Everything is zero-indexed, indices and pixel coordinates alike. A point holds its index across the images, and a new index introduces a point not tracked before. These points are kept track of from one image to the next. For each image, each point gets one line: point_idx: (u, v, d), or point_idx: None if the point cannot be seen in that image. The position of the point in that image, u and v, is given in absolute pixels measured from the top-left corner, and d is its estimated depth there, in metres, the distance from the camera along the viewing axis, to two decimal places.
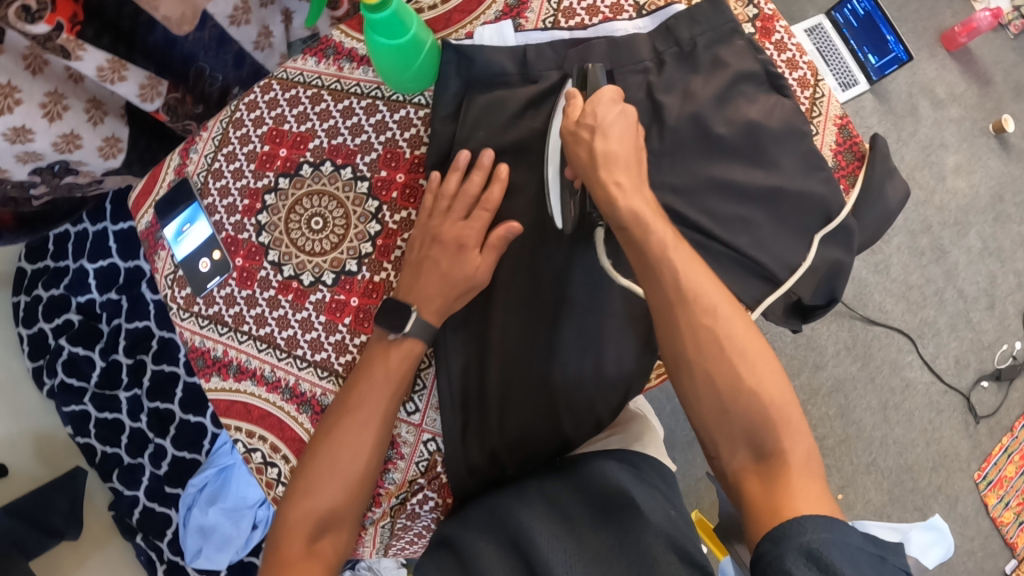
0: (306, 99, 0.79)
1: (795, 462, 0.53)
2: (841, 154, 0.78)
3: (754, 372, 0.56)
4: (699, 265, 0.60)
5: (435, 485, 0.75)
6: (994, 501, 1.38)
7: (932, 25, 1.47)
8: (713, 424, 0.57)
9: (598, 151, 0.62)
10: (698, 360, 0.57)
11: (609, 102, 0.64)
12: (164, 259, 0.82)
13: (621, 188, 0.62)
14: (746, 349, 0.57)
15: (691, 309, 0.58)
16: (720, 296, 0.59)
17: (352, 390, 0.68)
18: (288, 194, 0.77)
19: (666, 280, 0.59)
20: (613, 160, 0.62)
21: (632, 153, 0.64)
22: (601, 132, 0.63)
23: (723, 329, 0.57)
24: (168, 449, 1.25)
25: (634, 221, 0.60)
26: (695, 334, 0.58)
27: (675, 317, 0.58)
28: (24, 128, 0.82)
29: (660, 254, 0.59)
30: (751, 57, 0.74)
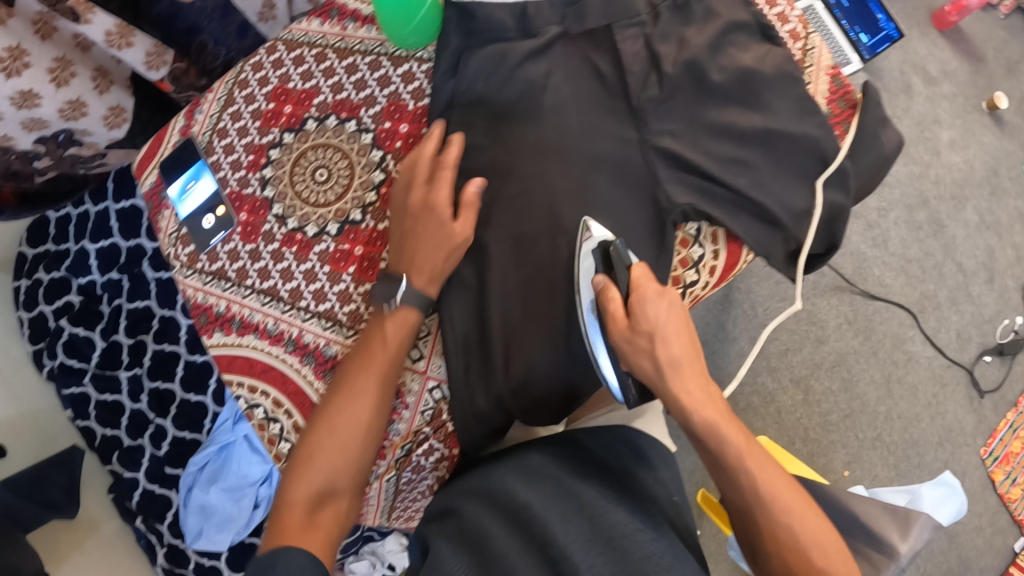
0: (311, 58, 0.79)
1: None
2: (834, 102, 0.80)
3: (826, 553, 0.58)
4: (771, 467, 0.61)
5: (442, 434, 0.74)
6: (1001, 477, 1.37)
7: (922, 6, 1.50)
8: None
9: (663, 364, 0.61)
10: (774, 548, 0.59)
11: (660, 299, 0.62)
12: (168, 219, 0.82)
13: (695, 399, 0.61)
14: (823, 542, 0.58)
15: (765, 505, 0.60)
16: (790, 490, 0.60)
17: (349, 376, 0.69)
18: (293, 148, 0.78)
19: (741, 481, 0.60)
20: (681, 366, 0.62)
21: (690, 350, 0.63)
22: (662, 341, 0.61)
23: (797, 521, 0.59)
24: (168, 430, 1.23)
25: (708, 431, 0.61)
26: (772, 527, 0.59)
27: (753, 513, 0.60)
28: (31, 93, 0.83)
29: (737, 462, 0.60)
30: (744, 9, 0.75)
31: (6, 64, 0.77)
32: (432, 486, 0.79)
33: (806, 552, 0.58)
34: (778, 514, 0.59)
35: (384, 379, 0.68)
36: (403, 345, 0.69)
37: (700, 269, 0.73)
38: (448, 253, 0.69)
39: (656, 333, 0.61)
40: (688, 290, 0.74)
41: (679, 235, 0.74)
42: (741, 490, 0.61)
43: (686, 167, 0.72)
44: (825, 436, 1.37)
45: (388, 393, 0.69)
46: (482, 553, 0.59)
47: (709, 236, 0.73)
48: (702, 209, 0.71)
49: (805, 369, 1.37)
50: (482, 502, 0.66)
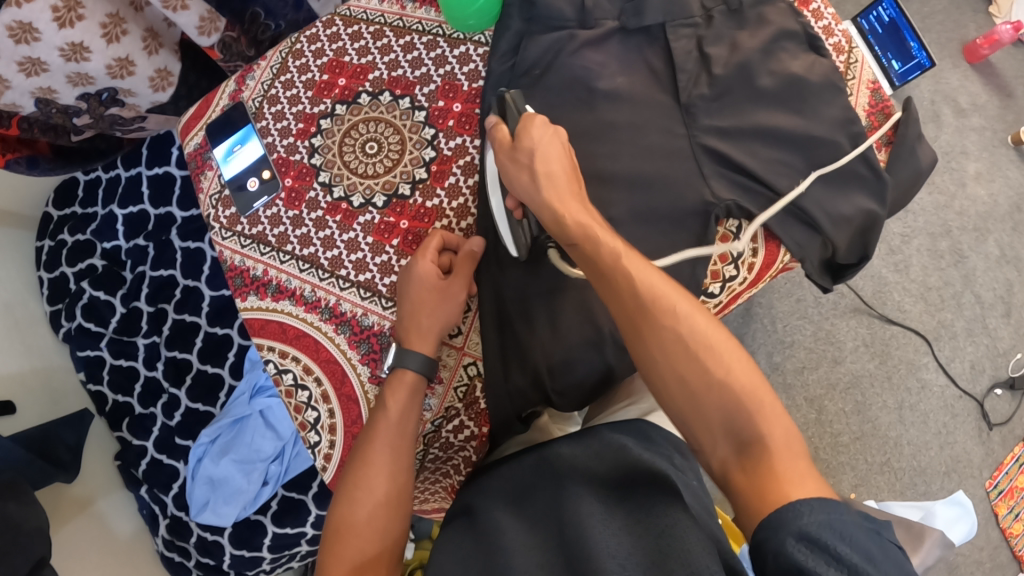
0: (369, 34, 0.80)
1: (775, 446, 0.47)
2: (874, 116, 0.79)
3: (723, 361, 0.50)
4: (657, 271, 0.56)
5: (473, 412, 0.75)
6: (1003, 511, 1.36)
7: (955, 38, 1.52)
8: (689, 422, 0.51)
9: (538, 173, 0.62)
10: (661, 354, 0.52)
11: (541, 126, 0.65)
12: (211, 179, 0.82)
13: (568, 206, 0.61)
14: (722, 351, 0.51)
15: (649, 308, 0.53)
16: (681, 296, 0.54)
17: (362, 447, 0.65)
18: (344, 120, 0.78)
19: (619, 279, 0.55)
20: (557, 179, 0.62)
21: (570, 174, 0.63)
22: (540, 155, 0.63)
23: (687, 326, 0.52)
24: (181, 400, 1.22)
25: (583, 237, 0.59)
26: (657, 330, 0.52)
27: (637, 320, 0.54)
28: (81, 45, 0.84)
29: (615, 263, 0.56)
30: (794, 19, 0.76)
31: (59, 15, 0.79)
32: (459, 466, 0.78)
33: (697, 357, 0.51)
34: (663, 320, 0.53)
35: (399, 434, 0.66)
36: (411, 405, 0.68)
37: (739, 264, 0.74)
38: (440, 306, 0.70)
39: (534, 147, 0.63)
40: (726, 284, 0.75)
41: (719, 231, 0.73)
42: (619, 292, 0.55)
43: (730, 165, 0.72)
44: (834, 457, 1.37)
45: (408, 451, 0.66)
46: (491, 555, 0.58)
47: (749, 234, 0.73)
48: (745, 207, 0.71)
49: (819, 389, 1.38)
50: (502, 507, 0.65)
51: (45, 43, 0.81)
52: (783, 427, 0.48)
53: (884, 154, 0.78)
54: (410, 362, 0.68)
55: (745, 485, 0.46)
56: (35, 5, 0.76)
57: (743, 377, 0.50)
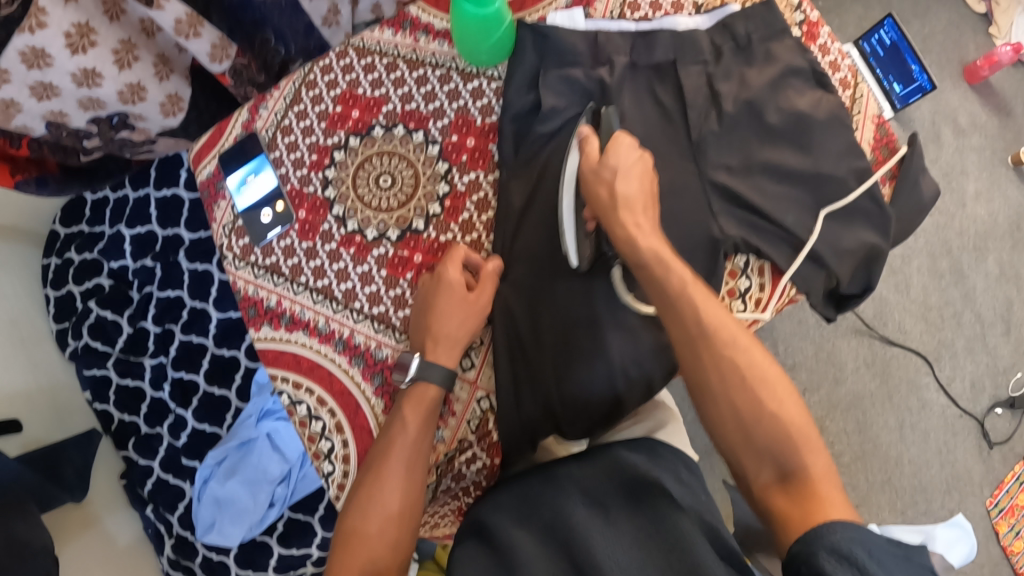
0: (382, 66, 0.80)
1: (817, 474, 0.54)
2: (878, 150, 0.81)
3: (774, 393, 0.58)
4: (717, 304, 0.62)
5: (485, 443, 0.75)
6: (1006, 529, 1.38)
7: (955, 58, 1.52)
8: (742, 449, 0.57)
9: (618, 195, 0.65)
10: (721, 384, 0.59)
11: (628, 147, 0.67)
12: (224, 209, 0.82)
13: (643, 230, 0.64)
14: (776, 385, 0.58)
15: (711, 339, 0.60)
16: (742, 332, 0.60)
17: (376, 459, 0.68)
18: (357, 153, 0.79)
19: (685, 307, 0.61)
20: (634, 204, 0.65)
21: (647, 196, 0.66)
22: (621, 182, 0.65)
23: (744, 358, 0.59)
24: (188, 421, 1.23)
25: (655, 261, 0.63)
26: (719, 361, 0.59)
27: (697, 350, 0.60)
28: (93, 71, 0.86)
29: (682, 293, 0.61)
30: (801, 54, 0.77)
31: (71, 41, 0.81)
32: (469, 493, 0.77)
33: (754, 390, 0.58)
34: (724, 350, 0.59)
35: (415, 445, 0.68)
36: (428, 422, 0.69)
37: (747, 300, 0.74)
38: (465, 318, 0.72)
39: (613, 175, 0.66)
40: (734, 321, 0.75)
41: (727, 266, 0.75)
42: (684, 320, 0.61)
43: (739, 203, 0.73)
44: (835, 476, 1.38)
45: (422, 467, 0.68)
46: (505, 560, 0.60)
47: (757, 270, 0.75)
48: (752, 243, 0.73)
49: (821, 409, 1.39)
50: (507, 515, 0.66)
51: (58, 69, 0.82)
52: (821, 456, 0.56)
53: (888, 188, 0.80)
54: (432, 376, 0.70)
55: (790, 509, 0.53)
56: (50, 31, 0.78)
57: (793, 414, 0.57)
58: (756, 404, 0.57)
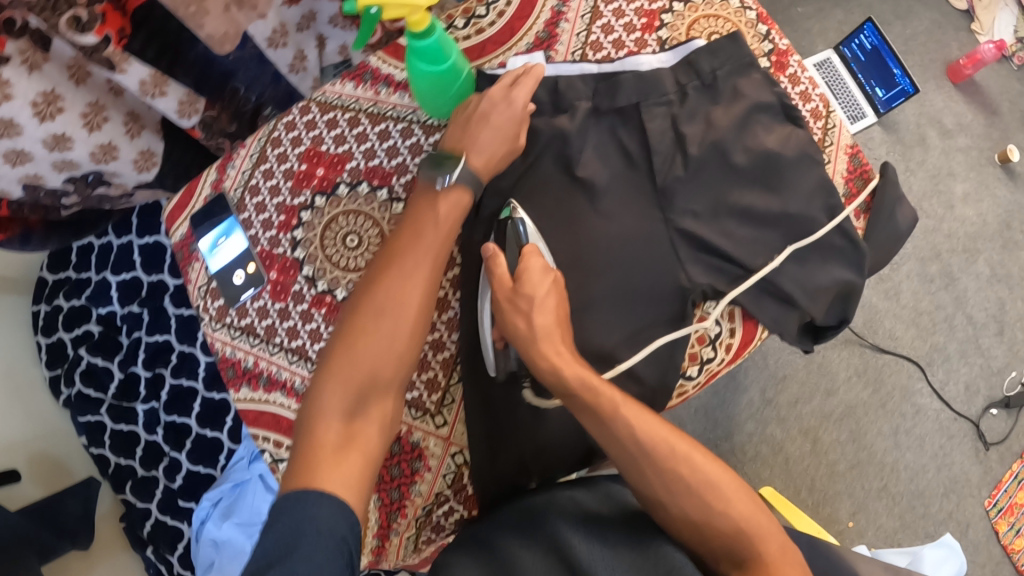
0: (344, 122, 0.80)
1: (773, 561, 0.54)
2: (852, 182, 0.80)
3: (720, 492, 0.57)
4: (651, 416, 0.61)
5: (461, 496, 0.77)
6: (1005, 528, 1.37)
7: (939, 58, 1.50)
8: (701, 547, 0.57)
9: (535, 327, 0.63)
10: (670, 500, 0.58)
11: (540, 270, 0.65)
12: (198, 271, 0.83)
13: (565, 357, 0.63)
14: (722, 483, 0.58)
15: (650, 458, 0.59)
16: (676, 437, 0.60)
17: (391, 261, 0.64)
18: (324, 212, 0.79)
19: (618, 431, 0.60)
20: (551, 334, 0.63)
21: (560, 320, 0.65)
22: (539, 307, 0.64)
23: (685, 467, 0.58)
24: (182, 463, 1.25)
25: (582, 387, 0.61)
26: (659, 474, 0.58)
27: (640, 468, 0.59)
28: (63, 136, 0.85)
29: (613, 414, 0.60)
30: (768, 90, 0.76)
31: (38, 109, 0.80)
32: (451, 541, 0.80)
33: (701, 496, 0.57)
34: (663, 464, 0.58)
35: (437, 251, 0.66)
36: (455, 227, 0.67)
37: (717, 346, 0.76)
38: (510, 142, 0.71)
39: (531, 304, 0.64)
40: (704, 366, 0.76)
41: (697, 313, 0.75)
42: (619, 441, 0.60)
43: (706, 249, 0.73)
44: (831, 485, 1.38)
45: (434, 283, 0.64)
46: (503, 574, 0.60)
47: (726, 314, 0.75)
48: (722, 289, 0.73)
49: (814, 420, 1.39)
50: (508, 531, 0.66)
51: (27, 137, 0.81)
52: (777, 541, 0.55)
53: (863, 221, 0.78)
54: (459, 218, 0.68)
55: None
56: (15, 102, 0.77)
57: (744, 506, 0.57)
58: (704, 514, 0.57)
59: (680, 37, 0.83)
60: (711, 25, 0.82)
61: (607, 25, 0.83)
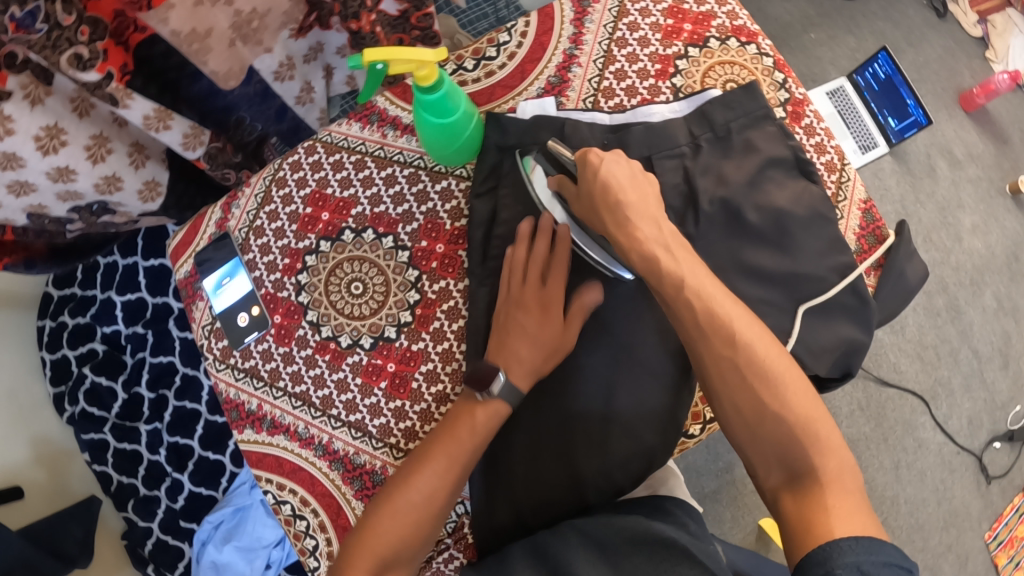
0: (350, 165, 0.80)
1: (828, 478, 0.53)
2: (863, 238, 0.78)
3: (780, 393, 0.56)
4: (722, 294, 0.59)
5: (462, 544, 0.77)
6: (1005, 561, 1.36)
7: (951, 86, 1.49)
8: (749, 443, 0.57)
9: (612, 199, 0.62)
10: (724, 387, 0.58)
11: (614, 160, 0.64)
12: (202, 310, 0.82)
13: (635, 237, 0.61)
14: (785, 385, 0.57)
15: (711, 341, 0.58)
16: (745, 326, 0.58)
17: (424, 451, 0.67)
18: (329, 257, 0.79)
19: (683, 311, 0.59)
20: (627, 211, 0.62)
21: (642, 198, 0.63)
22: (603, 187, 0.63)
23: (748, 358, 0.57)
24: (184, 484, 1.25)
25: (648, 268, 0.61)
26: (718, 365, 0.58)
27: (699, 348, 0.59)
28: (67, 168, 0.85)
29: (679, 294, 0.59)
30: (782, 143, 0.75)
31: (42, 142, 0.79)
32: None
33: (754, 388, 0.57)
34: (724, 351, 0.58)
35: (467, 457, 0.67)
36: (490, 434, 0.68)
37: None
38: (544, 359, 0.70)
39: (599, 179, 0.63)
40: (707, 424, 0.75)
41: None
42: (681, 321, 0.60)
43: None
44: None
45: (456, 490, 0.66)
46: None
47: None
48: None
49: None
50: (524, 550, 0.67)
51: (31, 169, 0.80)
52: (836, 454, 0.55)
53: (873, 278, 0.77)
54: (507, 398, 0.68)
55: (794, 512, 0.53)
56: (17, 137, 0.76)
57: (804, 410, 0.56)
58: (757, 409, 0.57)
59: (694, 85, 0.81)
60: (727, 72, 0.81)
61: (621, 70, 0.82)
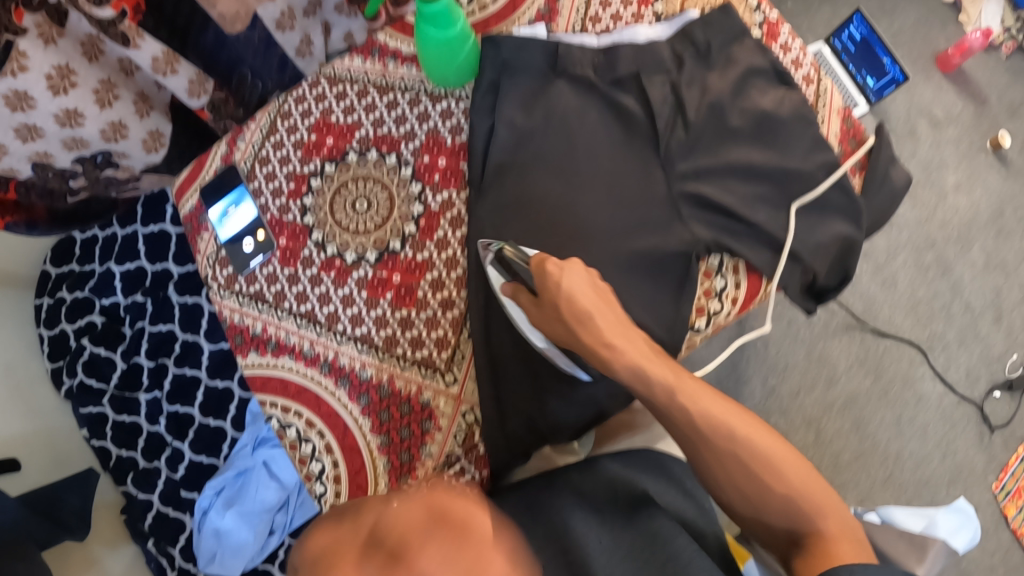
0: (353, 93, 0.82)
1: (830, 533, 0.54)
2: (846, 142, 0.80)
3: (778, 468, 0.56)
4: (708, 395, 0.58)
5: (473, 457, 0.75)
6: (1014, 512, 1.30)
7: (927, 50, 1.53)
8: (758, 520, 0.57)
9: (571, 310, 0.61)
10: (725, 479, 0.57)
11: (575, 273, 0.63)
12: (207, 241, 0.84)
13: (613, 349, 0.60)
14: (782, 462, 0.56)
15: (708, 440, 0.57)
16: (736, 418, 0.57)
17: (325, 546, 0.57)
18: (334, 179, 0.81)
19: (675, 415, 0.58)
20: (595, 323, 0.61)
21: (605, 305, 0.62)
22: (567, 301, 0.62)
23: (744, 444, 0.57)
24: (185, 453, 1.24)
25: (634, 377, 0.59)
26: (715, 455, 0.57)
27: (695, 445, 0.58)
28: (75, 112, 0.87)
29: (670, 402, 0.58)
30: (762, 55, 0.78)
31: (53, 82, 0.81)
32: None
33: (755, 472, 0.56)
34: (720, 442, 0.57)
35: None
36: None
37: (723, 298, 0.75)
38: None
39: (561, 294, 0.62)
40: (710, 319, 0.75)
41: (702, 268, 0.75)
42: (673, 423, 0.59)
43: (708, 205, 0.74)
44: (836, 475, 1.34)
45: None
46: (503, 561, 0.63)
47: (731, 268, 0.75)
48: (724, 243, 0.74)
49: (817, 409, 1.36)
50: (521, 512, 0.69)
51: (40, 111, 0.83)
52: (837, 514, 0.55)
53: (859, 178, 0.79)
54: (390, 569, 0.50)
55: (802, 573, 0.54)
56: (31, 74, 0.79)
57: (803, 480, 0.56)
58: (756, 497, 0.56)
59: (675, 9, 0.82)
60: None
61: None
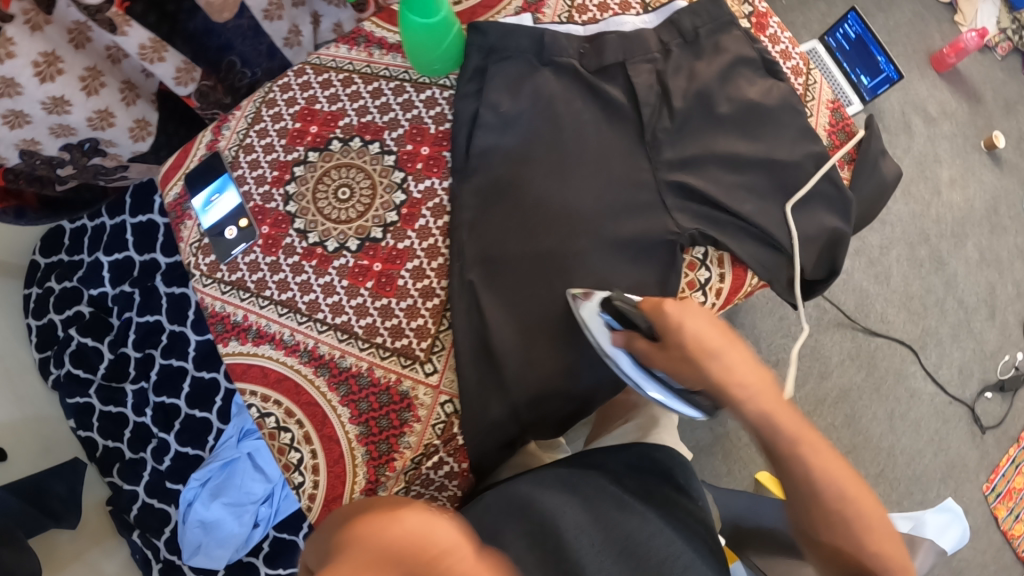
0: (338, 82, 0.82)
1: None
2: (835, 135, 0.81)
3: (876, 537, 0.56)
4: (830, 455, 0.58)
5: (451, 448, 0.74)
6: (1005, 513, 1.32)
7: (922, 48, 1.52)
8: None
9: (700, 349, 0.59)
10: (824, 532, 0.58)
11: (704, 316, 0.61)
12: (190, 229, 0.83)
13: (747, 395, 0.58)
14: (883, 535, 0.57)
15: (820, 495, 0.57)
16: (850, 483, 0.57)
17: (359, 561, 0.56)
18: (317, 167, 0.81)
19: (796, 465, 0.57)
20: (729, 365, 0.59)
21: (736, 348, 0.60)
22: (698, 342, 0.60)
23: (851, 508, 0.57)
24: (171, 444, 1.23)
25: (760, 421, 0.59)
26: (820, 509, 0.57)
27: (804, 497, 0.58)
28: (62, 99, 0.86)
29: (791, 452, 0.58)
30: (749, 45, 0.77)
31: (39, 69, 0.80)
32: (446, 484, 0.76)
33: (855, 534, 0.56)
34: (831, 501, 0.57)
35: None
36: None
37: (708, 290, 0.75)
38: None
39: (693, 333, 0.60)
40: None
41: (686, 259, 0.75)
42: (790, 471, 0.58)
43: (695, 196, 0.74)
44: None
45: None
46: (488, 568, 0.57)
47: (715, 260, 0.75)
48: (709, 234, 0.73)
49: (808, 405, 1.34)
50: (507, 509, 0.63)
51: (27, 97, 0.82)
52: None
53: (848, 171, 0.79)
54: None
55: None
56: (18, 61, 0.78)
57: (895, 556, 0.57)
58: (849, 554, 0.56)
59: None
60: None
61: None
